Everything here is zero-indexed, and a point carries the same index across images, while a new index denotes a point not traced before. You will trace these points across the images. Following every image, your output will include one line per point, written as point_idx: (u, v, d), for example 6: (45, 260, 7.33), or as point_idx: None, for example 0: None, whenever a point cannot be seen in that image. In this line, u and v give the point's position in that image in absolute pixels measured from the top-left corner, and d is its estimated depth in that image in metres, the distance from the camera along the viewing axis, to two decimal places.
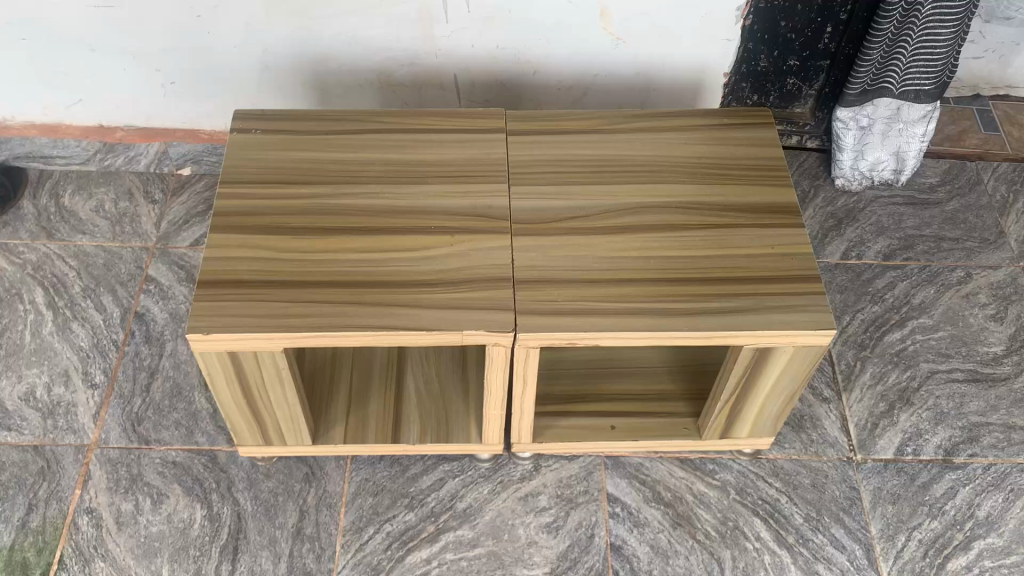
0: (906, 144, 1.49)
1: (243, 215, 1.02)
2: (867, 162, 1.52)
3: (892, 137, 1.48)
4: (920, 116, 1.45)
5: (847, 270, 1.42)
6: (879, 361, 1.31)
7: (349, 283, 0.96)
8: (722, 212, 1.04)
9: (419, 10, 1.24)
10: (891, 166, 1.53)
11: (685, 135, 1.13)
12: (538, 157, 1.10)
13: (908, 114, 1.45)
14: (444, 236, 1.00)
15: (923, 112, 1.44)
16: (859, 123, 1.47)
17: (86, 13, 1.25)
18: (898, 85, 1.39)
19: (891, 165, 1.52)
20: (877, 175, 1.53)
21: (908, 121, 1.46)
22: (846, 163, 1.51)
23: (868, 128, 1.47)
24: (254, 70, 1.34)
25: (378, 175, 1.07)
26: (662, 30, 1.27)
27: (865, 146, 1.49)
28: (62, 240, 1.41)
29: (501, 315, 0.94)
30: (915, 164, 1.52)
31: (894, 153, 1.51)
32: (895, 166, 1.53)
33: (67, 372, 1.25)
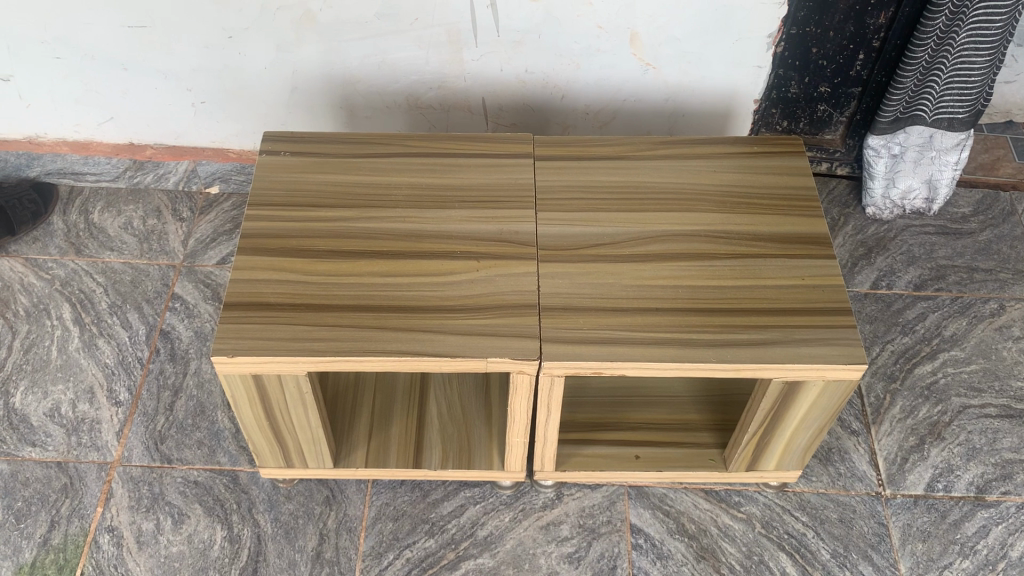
0: (938, 171, 1.47)
1: (269, 237, 1.02)
2: (898, 190, 1.50)
3: (925, 164, 1.46)
4: (954, 143, 1.42)
5: (877, 300, 1.40)
6: (909, 395, 1.29)
7: (374, 307, 0.95)
8: (751, 241, 1.03)
9: (449, 33, 1.24)
10: (922, 194, 1.50)
11: (714, 162, 1.12)
12: (566, 182, 1.09)
13: (941, 142, 1.42)
14: (469, 262, 1.00)
15: (957, 139, 1.42)
16: (891, 151, 1.45)
17: (120, 33, 1.27)
18: (931, 113, 1.38)
19: (922, 193, 1.50)
20: (908, 204, 1.51)
21: (941, 149, 1.44)
22: (877, 191, 1.50)
23: (900, 156, 1.45)
24: (284, 91, 1.34)
25: (404, 198, 1.07)
26: (693, 56, 1.26)
27: (896, 174, 1.48)
28: (90, 256, 1.41)
29: (525, 343, 0.93)
30: (947, 193, 1.50)
31: (925, 181, 1.49)
32: (927, 195, 1.50)
33: (91, 389, 1.26)
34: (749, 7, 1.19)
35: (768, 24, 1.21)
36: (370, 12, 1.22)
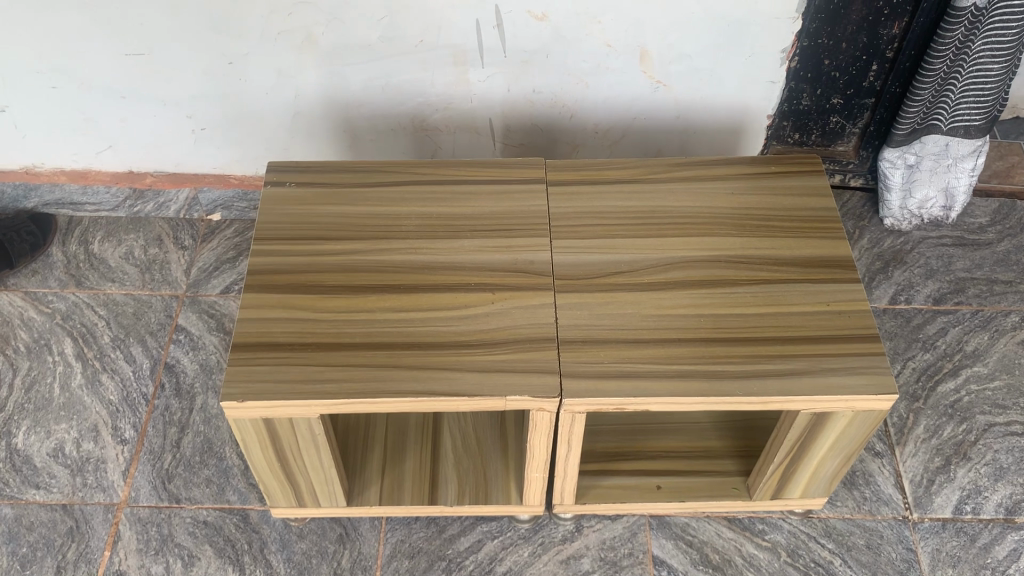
0: (954, 179, 1.44)
1: (277, 273, 0.99)
2: (913, 200, 1.46)
3: (940, 172, 1.43)
4: (970, 150, 1.39)
5: (896, 315, 1.37)
6: (933, 414, 1.26)
7: (388, 345, 0.93)
8: (773, 266, 1.00)
9: (455, 54, 1.21)
10: (939, 203, 1.47)
11: (732, 183, 1.09)
12: (580, 207, 1.06)
13: (956, 149, 1.39)
14: (484, 295, 0.97)
15: (971, 146, 1.38)
16: (907, 161, 1.42)
17: (117, 61, 1.24)
18: (947, 121, 1.35)
19: (939, 202, 1.47)
20: (926, 213, 1.48)
21: (956, 156, 1.40)
22: (894, 203, 1.47)
23: (915, 166, 1.43)
24: (286, 115, 1.31)
25: (414, 229, 1.03)
26: (704, 73, 1.23)
27: (912, 185, 1.45)
28: (91, 288, 1.38)
29: (545, 379, 0.90)
30: (965, 201, 1.47)
31: (942, 189, 1.46)
32: (945, 203, 1.48)
33: (96, 428, 1.23)
34: (762, 23, 1.16)
35: (781, 39, 1.18)
36: (374, 35, 1.19)
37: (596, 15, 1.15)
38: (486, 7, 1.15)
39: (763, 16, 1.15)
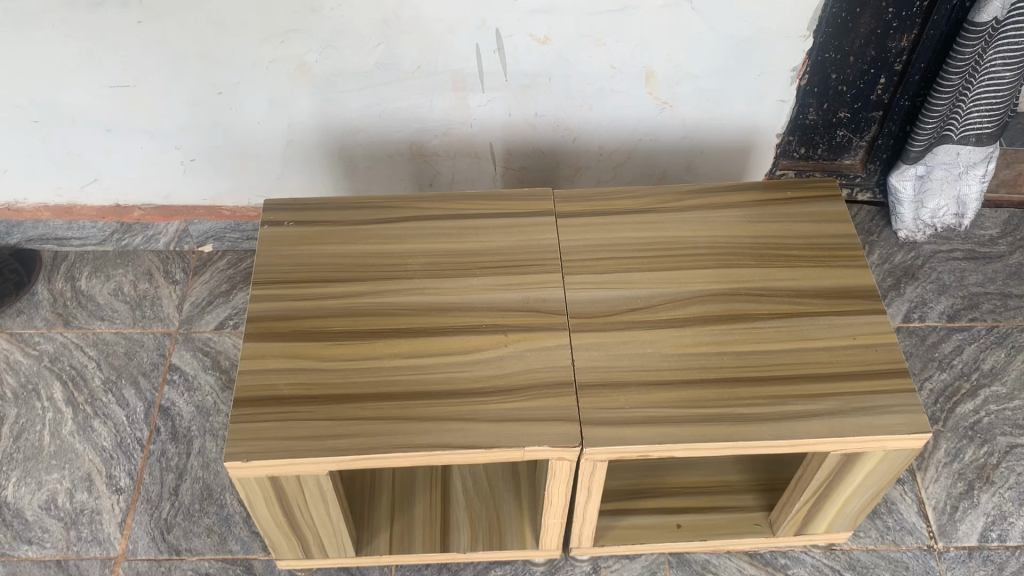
0: (966, 187, 1.40)
1: (278, 319, 0.94)
2: (924, 210, 1.43)
3: (951, 181, 1.40)
4: (981, 157, 1.35)
5: (911, 334, 1.34)
6: (953, 437, 1.23)
7: (398, 395, 0.88)
8: (794, 298, 0.97)
9: (454, 79, 1.17)
10: (951, 212, 1.44)
11: (747, 210, 1.05)
12: (592, 239, 1.02)
13: (967, 157, 1.35)
14: (497, 337, 0.93)
15: (983, 153, 1.34)
16: (917, 173, 1.39)
17: (100, 93, 1.19)
18: (958, 131, 1.31)
19: (952, 209, 1.44)
20: (938, 223, 1.45)
21: (967, 165, 1.37)
22: (907, 214, 1.44)
23: (926, 176, 1.39)
24: (280, 144, 1.27)
25: (420, 268, 0.99)
26: (711, 93, 1.19)
27: (924, 195, 1.42)
28: (79, 328, 1.33)
29: (564, 427, 0.86)
30: (977, 207, 1.43)
31: (954, 198, 1.42)
32: (957, 211, 1.44)
33: (89, 477, 1.18)
34: (771, 42, 1.12)
35: (791, 57, 1.14)
36: (368, 62, 1.15)
37: (600, 37, 1.11)
38: (487, 32, 1.11)
39: (773, 34, 1.11)
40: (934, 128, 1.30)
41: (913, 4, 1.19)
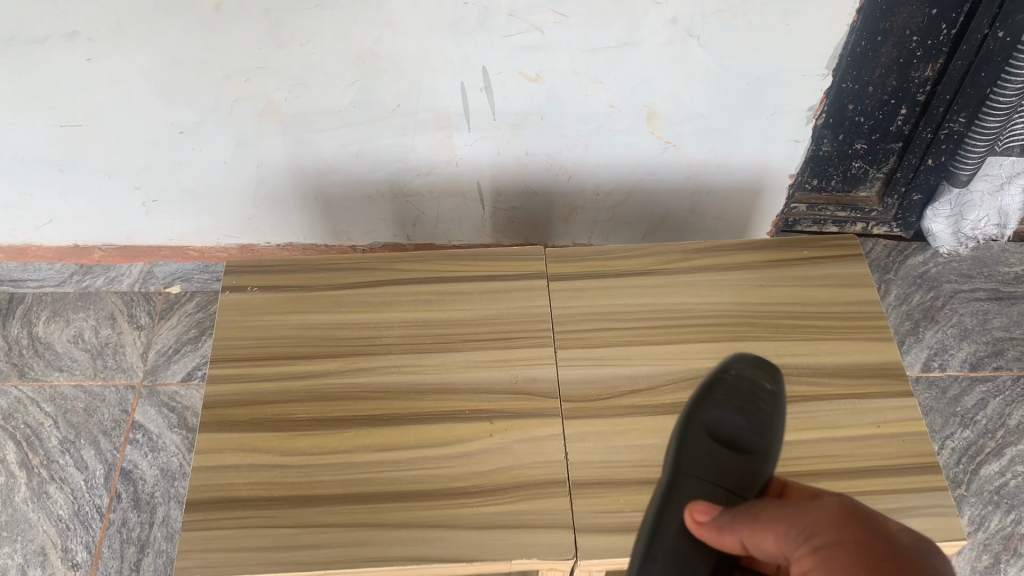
0: (1007, 199, 1.32)
1: (239, 404, 0.85)
2: (965, 222, 1.36)
3: (993, 194, 1.31)
4: None
5: (930, 385, 1.25)
6: (977, 503, 1.14)
7: (371, 497, 0.79)
8: (812, 377, 0.87)
9: (437, 119, 1.07)
10: (992, 221, 1.37)
11: (759, 272, 0.96)
12: (587, 307, 0.92)
13: (1010, 167, 1.26)
14: (482, 425, 0.84)
15: None
16: (957, 193, 1.31)
17: (49, 133, 1.09)
18: (1003, 144, 1.22)
19: (993, 220, 1.36)
20: (978, 232, 1.38)
21: (1010, 176, 1.27)
22: (945, 229, 1.37)
23: (966, 193, 1.31)
24: (248, 184, 1.17)
25: (398, 342, 0.90)
26: (719, 132, 1.09)
27: (963, 210, 1.34)
28: (35, 380, 1.23)
29: (556, 535, 0.77)
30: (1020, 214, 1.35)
31: (996, 209, 1.34)
32: (999, 220, 1.36)
33: (43, 550, 1.09)
34: (788, 81, 1.00)
35: (809, 96, 1.02)
36: (342, 101, 1.04)
37: (598, 75, 1.01)
38: (471, 69, 0.99)
39: (790, 73, 0.99)
40: (979, 149, 1.20)
41: (940, 33, 1.08)
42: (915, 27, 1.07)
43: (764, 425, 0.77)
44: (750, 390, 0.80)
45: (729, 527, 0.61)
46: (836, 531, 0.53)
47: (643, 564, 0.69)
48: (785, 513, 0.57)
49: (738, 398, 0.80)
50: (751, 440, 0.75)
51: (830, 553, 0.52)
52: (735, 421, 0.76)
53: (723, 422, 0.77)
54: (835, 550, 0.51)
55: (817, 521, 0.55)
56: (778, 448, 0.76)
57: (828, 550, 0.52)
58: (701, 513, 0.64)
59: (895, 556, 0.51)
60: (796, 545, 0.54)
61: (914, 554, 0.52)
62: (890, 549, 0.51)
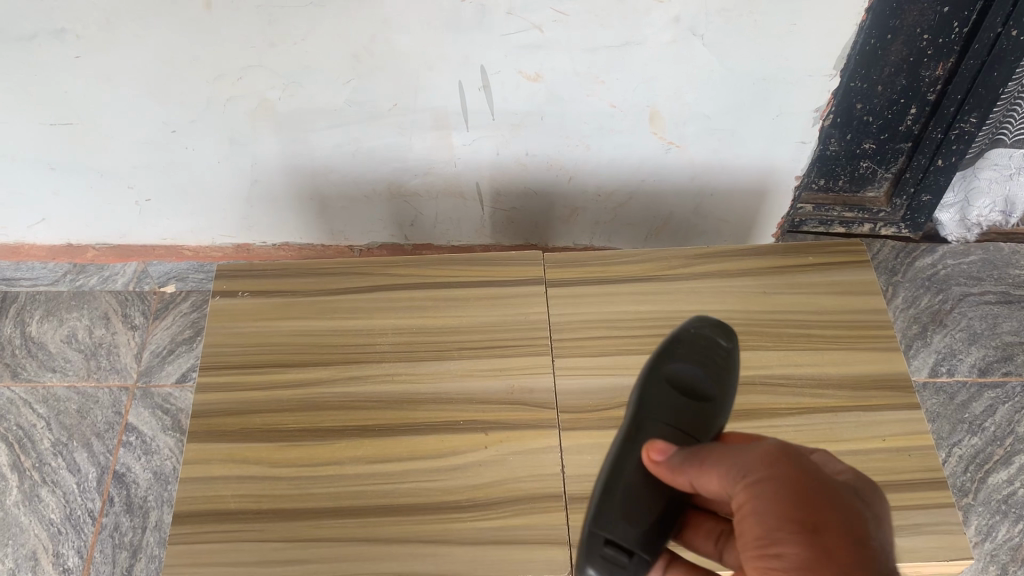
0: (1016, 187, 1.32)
1: (228, 414, 0.83)
2: (971, 209, 1.36)
3: (1003, 180, 1.31)
4: None
5: (938, 391, 1.23)
6: (985, 512, 1.12)
7: (361, 510, 0.77)
8: (816, 389, 0.85)
9: (435, 119, 1.05)
10: (999, 211, 1.36)
11: (761, 279, 0.93)
12: (585, 314, 0.90)
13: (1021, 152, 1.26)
14: (476, 436, 0.81)
15: None
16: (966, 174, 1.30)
17: (40, 132, 1.07)
18: (1012, 136, 1.23)
19: (999, 210, 1.36)
20: (983, 222, 1.37)
21: (1020, 167, 1.29)
22: (950, 215, 1.36)
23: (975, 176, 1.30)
24: (243, 184, 1.15)
25: (391, 350, 0.88)
26: (724, 132, 1.06)
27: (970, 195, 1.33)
28: (28, 381, 1.21)
29: (552, 552, 0.74)
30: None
31: (1004, 197, 1.34)
32: (1006, 210, 1.36)
33: (34, 555, 1.07)
34: (794, 81, 0.97)
35: (816, 97, 0.99)
36: (338, 100, 1.02)
37: (598, 75, 0.98)
38: (469, 68, 0.97)
39: (798, 73, 0.96)
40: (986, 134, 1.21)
41: (952, 31, 1.05)
42: (927, 26, 1.04)
43: (722, 376, 0.69)
44: (710, 341, 0.71)
45: (681, 464, 0.56)
46: (772, 466, 0.51)
47: (598, 504, 0.61)
48: (724, 449, 0.55)
49: (697, 352, 0.70)
50: (707, 386, 0.67)
51: (765, 484, 0.50)
52: (693, 371, 0.68)
53: (680, 371, 0.68)
54: (772, 481, 0.50)
55: (752, 457, 0.52)
56: (734, 396, 0.68)
57: (765, 486, 0.50)
58: (660, 451, 0.59)
59: (830, 489, 0.50)
60: (735, 482, 0.52)
61: (846, 489, 0.50)
62: (822, 481, 0.50)
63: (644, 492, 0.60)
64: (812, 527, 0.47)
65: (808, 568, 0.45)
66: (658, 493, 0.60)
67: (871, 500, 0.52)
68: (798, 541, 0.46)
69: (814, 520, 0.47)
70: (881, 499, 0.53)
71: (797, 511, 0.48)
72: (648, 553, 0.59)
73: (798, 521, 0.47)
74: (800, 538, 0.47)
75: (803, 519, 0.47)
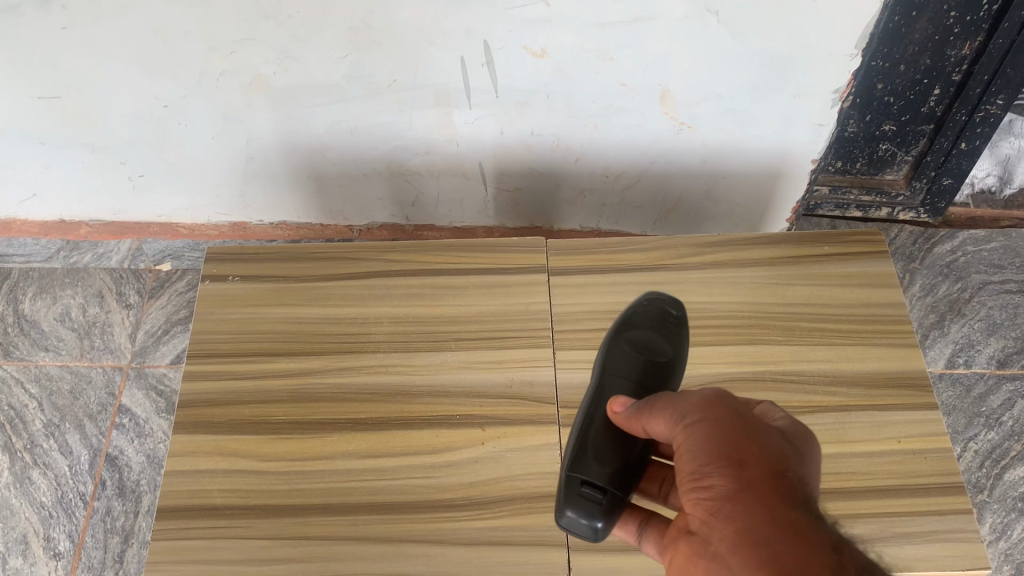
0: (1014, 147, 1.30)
1: (217, 405, 0.80)
2: None
3: None
4: None
5: (955, 383, 1.19)
6: (1000, 510, 1.09)
7: (352, 508, 0.74)
8: (830, 386, 0.81)
9: (436, 96, 1.00)
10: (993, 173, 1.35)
11: (774, 269, 0.89)
12: (589, 303, 0.86)
13: None
14: (472, 432, 0.78)
15: None
16: None
17: (28, 105, 1.03)
18: None
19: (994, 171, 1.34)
20: (977, 184, 1.35)
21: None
22: None
23: None
24: (239, 160, 1.12)
25: (386, 339, 0.84)
26: (739, 114, 1.01)
27: None
28: (20, 359, 1.19)
29: (549, 554, 0.71)
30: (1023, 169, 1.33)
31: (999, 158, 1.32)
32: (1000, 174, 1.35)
33: (25, 539, 1.06)
34: (812, 62, 0.92)
35: (836, 79, 0.94)
36: (335, 75, 0.97)
37: (608, 51, 0.93)
38: (472, 44, 0.92)
39: (818, 53, 0.91)
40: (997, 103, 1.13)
41: (981, 8, 0.99)
42: (954, 2, 0.99)
43: (675, 338, 0.75)
44: (662, 310, 0.78)
45: (634, 414, 0.61)
46: (708, 410, 0.54)
47: (573, 453, 0.65)
48: (671, 397, 0.58)
49: (654, 319, 0.77)
50: (662, 347, 0.74)
51: (701, 424, 0.52)
52: (648, 335, 0.75)
53: (639, 337, 0.75)
54: (706, 422, 0.52)
55: (690, 404, 0.55)
56: (687, 358, 0.75)
57: (700, 425, 0.52)
58: (621, 404, 0.64)
59: (759, 430, 0.52)
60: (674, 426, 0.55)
61: (774, 432, 0.53)
62: (753, 422, 0.52)
63: (613, 437, 0.64)
64: (739, 461, 0.49)
65: (731, 497, 0.47)
66: (625, 435, 0.64)
67: (800, 446, 0.54)
68: (724, 472, 0.48)
69: (740, 455, 0.49)
70: (810, 445, 0.56)
71: (726, 448, 0.50)
72: (621, 490, 0.62)
73: (725, 456, 0.49)
74: (726, 470, 0.49)
75: (732, 455, 0.49)
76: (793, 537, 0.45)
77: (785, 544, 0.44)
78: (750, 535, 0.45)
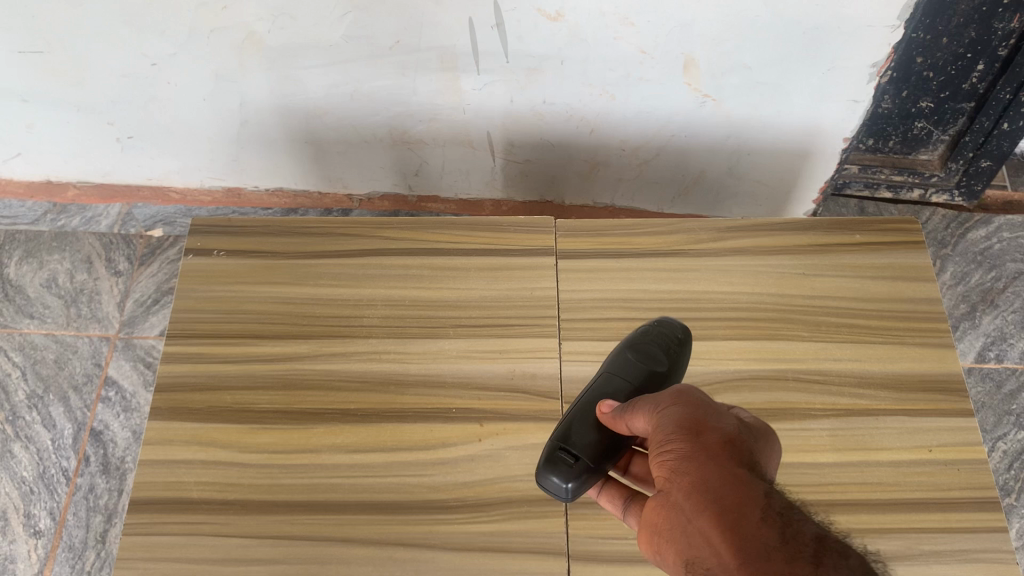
0: None
1: (197, 390, 0.75)
2: None
3: None
4: None
5: (984, 378, 1.13)
6: None
7: (337, 506, 0.69)
8: (857, 388, 0.75)
9: (441, 59, 0.93)
10: None
11: (800, 258, 0.83)
12: (599, 290, 0.80)
13: None
14: (469, 428, 0.73)
15: None
16: None
17: (8, 59, 0.97)
18: None
19: None
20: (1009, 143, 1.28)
21: None
22: None
23: None
24: (233, 123, 1.05)
25: (380, 324, 0.79)
26: (767, 87, 0.94)
27: None
28: (4, 327, 1.14)
29: (547, 563, 0.66)
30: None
31: None
32: None
33: (4, 515, 1.01)
34: (849, 34, 0.85)
35: (876, 51, 0.87)
36: (333, 35, 0.90)
37: (627, 15, 0.85)
38: (480, 4, 0.84)
39: (856, 23, 0.83)
40: None
41: None
42: None
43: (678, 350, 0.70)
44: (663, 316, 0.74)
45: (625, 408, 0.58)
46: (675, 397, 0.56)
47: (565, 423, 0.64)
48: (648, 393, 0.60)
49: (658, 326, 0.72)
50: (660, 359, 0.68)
51: (666, 406, 0.55)
52: (649, 344, 0.70)
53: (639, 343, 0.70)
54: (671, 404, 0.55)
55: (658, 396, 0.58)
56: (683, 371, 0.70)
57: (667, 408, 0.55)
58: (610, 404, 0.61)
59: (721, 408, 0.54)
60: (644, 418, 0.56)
61: (735, 416, 0.55)
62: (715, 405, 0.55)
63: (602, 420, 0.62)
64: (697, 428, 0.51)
65: (689, 456, 0.50)
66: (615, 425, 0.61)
67: (764, 433, 0.56)
68: (681, 437, 0.51)
69: (699, 424, 0.52)
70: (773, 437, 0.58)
71: (686, 418, 0.52)
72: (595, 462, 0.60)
73: (686, 425, 0.52)
74: (684, 436, 0.51)
75: (691, 424, 0.52)
76: (740, 486, 0.47)
77: (729, 490, 0.47)
78: (699, 484, 0.48)
